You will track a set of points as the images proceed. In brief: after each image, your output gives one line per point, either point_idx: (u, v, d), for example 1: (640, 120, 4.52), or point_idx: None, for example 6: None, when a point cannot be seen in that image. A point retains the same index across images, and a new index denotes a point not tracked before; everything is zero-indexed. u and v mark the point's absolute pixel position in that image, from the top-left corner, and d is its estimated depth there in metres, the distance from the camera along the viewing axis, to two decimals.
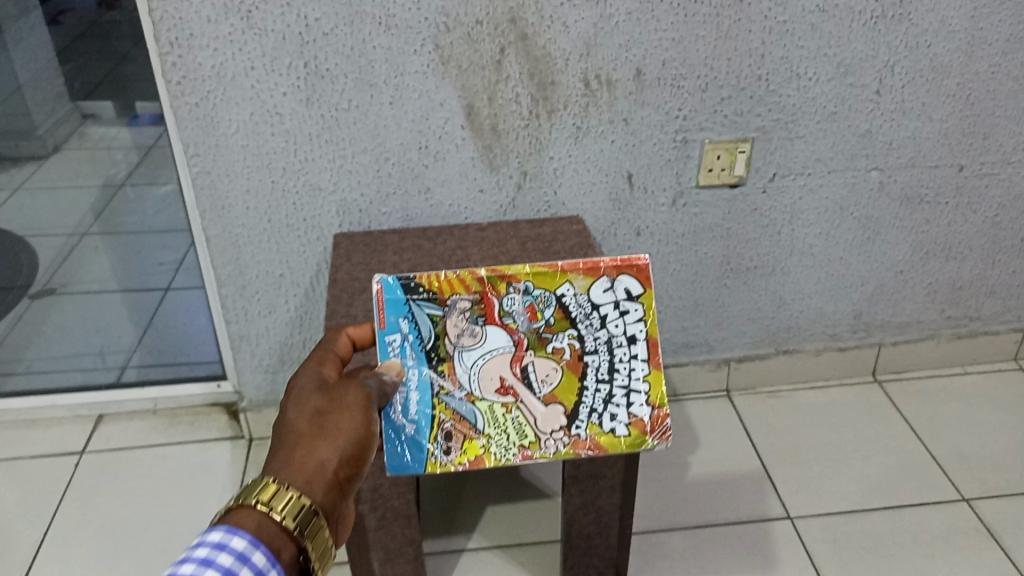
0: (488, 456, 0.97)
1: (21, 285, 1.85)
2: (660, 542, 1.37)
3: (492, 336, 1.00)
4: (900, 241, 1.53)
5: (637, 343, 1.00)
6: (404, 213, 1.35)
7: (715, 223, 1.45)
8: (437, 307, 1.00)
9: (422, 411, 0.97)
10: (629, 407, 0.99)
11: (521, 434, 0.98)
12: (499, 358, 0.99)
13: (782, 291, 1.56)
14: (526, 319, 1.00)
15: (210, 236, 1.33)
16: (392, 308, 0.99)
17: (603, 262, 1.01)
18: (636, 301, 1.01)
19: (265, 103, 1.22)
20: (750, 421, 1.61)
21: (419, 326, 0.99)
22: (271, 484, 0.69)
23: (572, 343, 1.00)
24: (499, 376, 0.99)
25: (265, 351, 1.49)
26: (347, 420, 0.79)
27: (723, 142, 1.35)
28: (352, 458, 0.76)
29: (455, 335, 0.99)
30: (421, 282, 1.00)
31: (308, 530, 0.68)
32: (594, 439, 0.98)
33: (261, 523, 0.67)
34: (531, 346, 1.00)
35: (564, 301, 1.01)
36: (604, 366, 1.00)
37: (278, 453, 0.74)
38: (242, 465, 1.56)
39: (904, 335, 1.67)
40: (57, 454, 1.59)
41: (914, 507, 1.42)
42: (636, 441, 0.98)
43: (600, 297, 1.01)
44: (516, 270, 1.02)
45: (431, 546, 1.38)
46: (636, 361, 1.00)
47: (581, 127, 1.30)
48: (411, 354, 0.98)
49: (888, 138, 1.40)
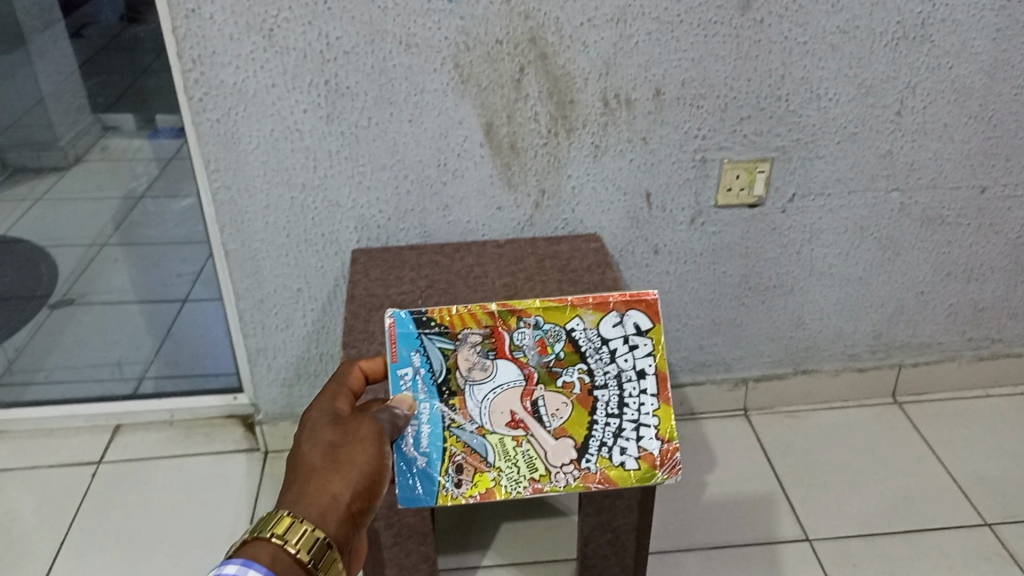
0: (499, 489, 0.96)
1: (41, 295, 1.86)
2: (675, 563, 1.36)
3: (503, 369, 1.00)
4: (920, 262, 1.51)
5: (647, 377, 1.00)
6: (422, 229, 1.35)
7: (733, 242, 1.44)
8: (448, 340, 1.00)
9: (433, 444, 0.97)
10: (639, 441, 0.99)
11: (531, 467, 0.97)
12: (509, 392, 0.99)
13: (801, 311, 1.55)
14: (536, 353, 1.01)
15: (229, 250, 1.34)
16: (404, 342, 0.99)
17: (612, 297, 1.02)
18: (645, 336, 1.01)
19: (286, 119, 1.23)
20: (767, 442, 1.60)
21: (430, 360, 0.99)
22: (286, 517, 0.69)
23: (582, 377, 1.00)
24: (510, 410, 0.99)
25: (281, 364, 1.49)
26: (360, 453, 0.78)
27: (742, 162, 1.35)
28: (365, 491, 0.76)
29: (466, 368, 1.00)
30: (433, 316, 1.01)
31: (322, 563, 0.69)
32: (604, 472, 0.97)
33: (276, 555, 0.67)
34: (542, 380, 1.00)
35: (574, 335, 1.01)
36: (613, 401, 0.99)
37: (293, 487, 0.75)
38: (257, 477, 1.56)
39: (924, 357, 1.65)
40: (74, 464, 1.60)
41: (934, 531, 1.40)
42: (646, 475, 0.98)
43: (608, 332, 1.01)
44: (526, 304, 1.02)
45: (445, 563, 1.38)
46: (646, 396, 1.00)
47: (600, 146, 1.30)
48: (422, 388, 0.98)
49: (909, 159, 1.39)
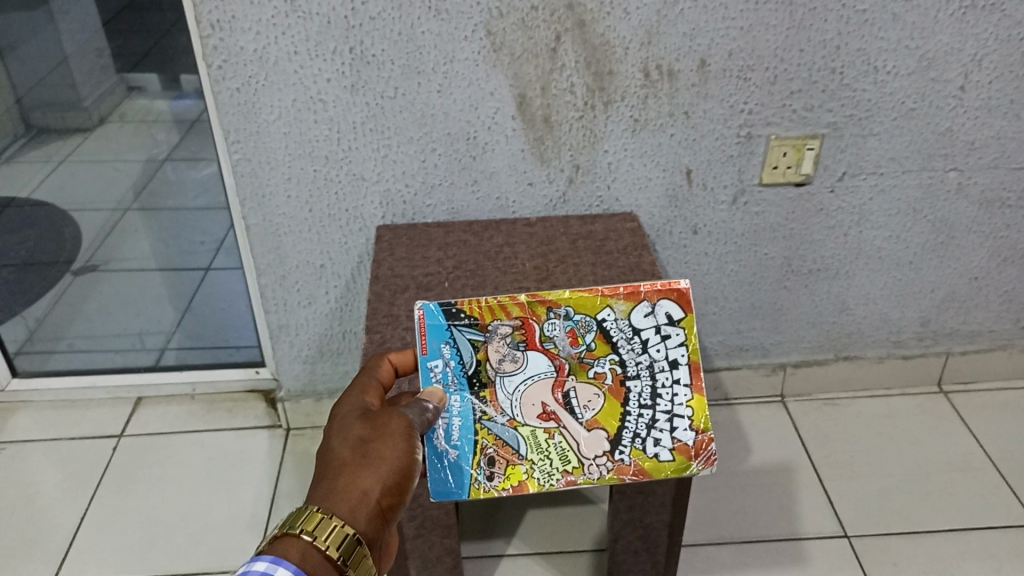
0: (532, 482, 0.91)
1: (64, 261, 1.82)
2: (706, 557, 1.31)
3: (533, 361, 0.96)
4: (976, 247, 1.43)
5: (680, 368, 0.95)
6: (449, 206, 1.30)
7: (777, 224, 1.36)
8: (478, 332, 0.96)
9: (464, 437, 0.92)
10: (672, 432, 0.93)
11: (564, 459, 0.92)
12: (540, 384, 0.95)
13: (846, 295, 1.47)
14: (567, 343, 0.96)
15: (251, 225, 1.29)
16: (434, 333, 0.95)
17: (644, 286, 0.97)
18: (675, 324, 0.96)
19: (309, 89, 1.17)
20: (805, 431, 1.54)
21: (461, 352, 0.95)
22: (316, 513, 0.70)
23: (613, 368, 0.95)
24: (541, 402, 0.94)
25: (304, 341, 1.45)
26: (389, 447, 0.77)
27: (790, 139, 1.27)
28: (395, 487, 0.75)
29: (496, 360, 0.95)
30: (463, 307, 0.97)
31: (351, 558, 0.69)
32: (638, 464, 0.92)
33: (306, 552, 0.68)
34: (573, 371, 0.95)
35: (605, 326, 0.96)
36: (646, 392, 0.94)
37: (324, 482, 0.75)
38: (279, 454, 1.53)
39: (974, 345, 1.57)
40: (97, 436, 1.57)
41: (981, 530, 1.34)
42: (681, 467, 0.92)
43: (639, 324, 0.96)
44: (556, 295, 0.98)
45: (469, 550, 1.34)
46: (678, 386, 0.94)
47: (639, 120, 1.23)
48: (452, 380, 0.94)
49: (970, 137, 1.30)
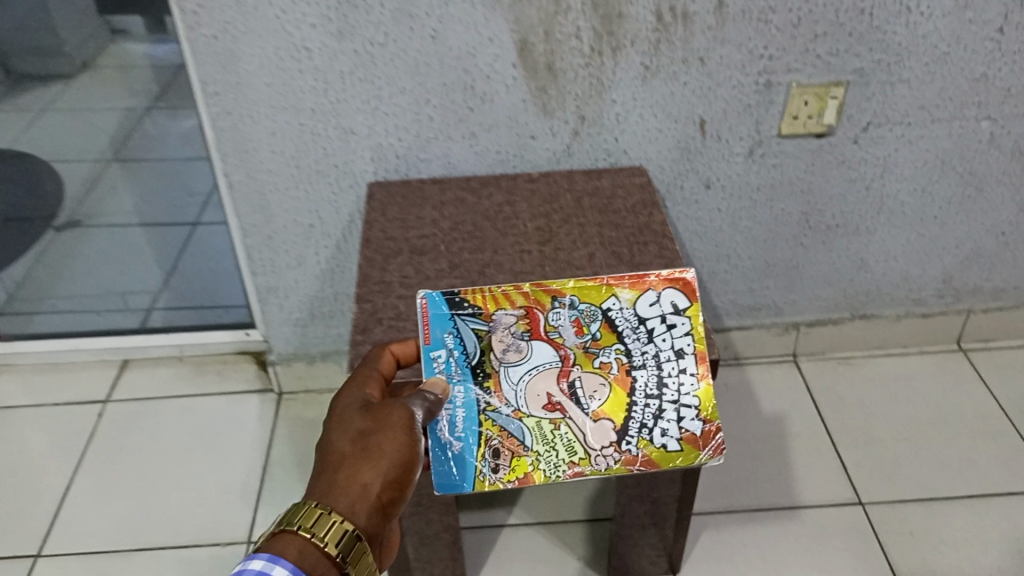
0: (537, 474, 0.84)
1: (44, 216, 1.73)
2: (716, 527, 1.27)
3: (538, 350, 0.89)
4: (1006, 200, 1.35)
5: (687, 357, 0.87)
6: (446, 160, 1.21)
7: (795, 177, 1.28)
8: (482, 322, 0.90)
9: (468, 428, 0.85)
10: (680, 422, 0.86)
11: (570, 450, 0.85)
12: (546, 374, 0.88)
13: (865, 252, 1.40)
14: (572, 333, 0.89)
15: (234, 182, 1.21)
16: (437, 323, 0.89)
17: (650, 276, 0.92)
18: (679, 312, 0.89)
19: (291, 36, 1.07)
20: (819, 393, 1.48)
21: (464, 341, 0.88)
22: (314, 509, 0.65)
23: (619, 358, 0.88)
24: (546, 392, 0.87)
25: (294, 304, 1.38)
26: (391, 439, 0.71)
27: (813, 86, 1.18)
28: (397, 480, 0.69)
29: (500, 350, 0.89)
30: (467, 297, 0.92)
31: (351, 556, 0.64)
32: (645, 454, 0.85)
33: (304, 550, 0.63)
34: (578, 362, 0.88)
35: (610, 315, 0.90)
36: (652, 382, 0.87)
37: (321, 476, 0.69)
38: (271, 420, 1.47)
39: (997, 302, 1.50)
40: (82, 402, 1.52)
41: (1002, 497, 1.29)
42: (689, 457, 0.85)
43: (643, 312, 0.90)
44: (560, 284, 0.93)
45: (470, 520, 1.29)
46: (685, 375, 0.87)
47: (650, 67, 1.14)
48: (455, 371, 0.87)
49: (1006, 83, 1.20)
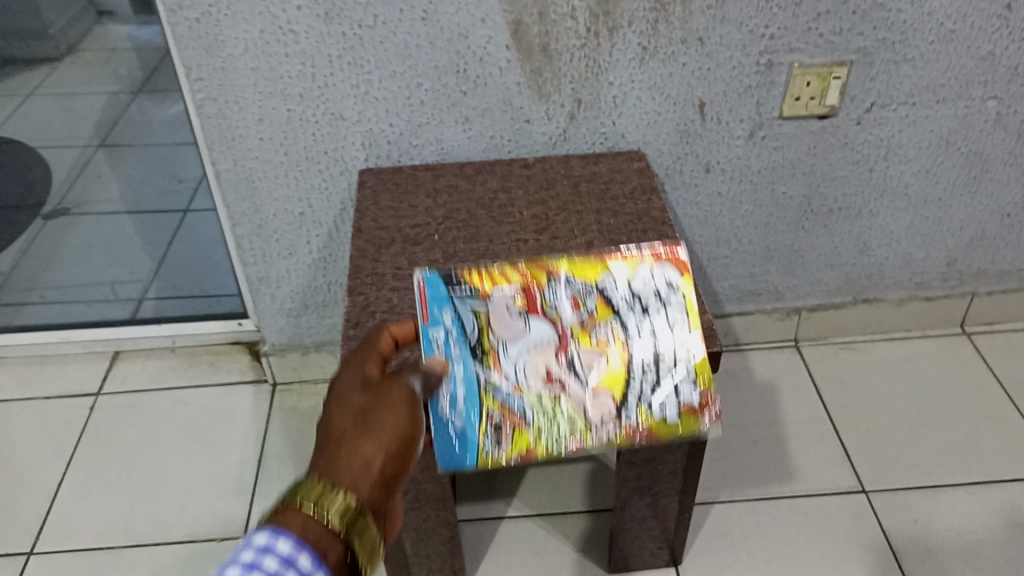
0: (539, 446, 0.80)
1: (33, 204, 1.71)
2: (718, 516, 1.25)
3: (535, 325, 0.86)
4: (1011, 181, 1.32)
5: (683, 328, 0.86)
6: (439, 146, 1.18)
7: (797, 159, 1.25)
8: (480, 300, 0.88)
9: (470, 404, 0.82)
10: (678, 392, 0.83)
11: (571, 421, 0.82)
12: (543, 348, 0.85)
13: (868, 235, 1.37)
14: (568, 309, 0.88)
15: (221, 170, 1.18)
16: (435, 301, 0.87)
17: (644, 253, 0.91)
18: (674, 282, 0.89)
19: (277, 19, 1.04)
20: (820, 378, 1.46)
21: (463, 319, 0.86)
22: (316, 483, 0.61)
23: (616, 330, 0.86)
24: (544, 366, 0.84)
25: (287, 294, 1.36)
26: (391, 417, 0.69)
27: (815, 66, 1.15)
28: (398, 456, 0.67)
29: (497, 325, 0.86)
30: (463, 276, 0.90)
31: (355, 530, 0.60)
32: (645, 424, 0.82)
33: (307, 523, 0.59)
34: (575, 335, 0.86)
35: (605, 291, 0.89)
36: (649, 353, 0.85)
37: (320, 451, 0.66)
38: (265, 412, 1.45)
39: (1001, 284, 1.48)
40: (73, 395, 1.49)
41: (1006, 483, 1.28)
42: (688, 426, 0.82)
43: (638, 285, 0.89)
44: (556, 263, 0.92)
45: (467, 512, 1.28)
46: (682, 346, 0.85)
47: (648, 48, 1.10)
48: (455, 348, 0.84)
49: (1014, 61, 1.17)
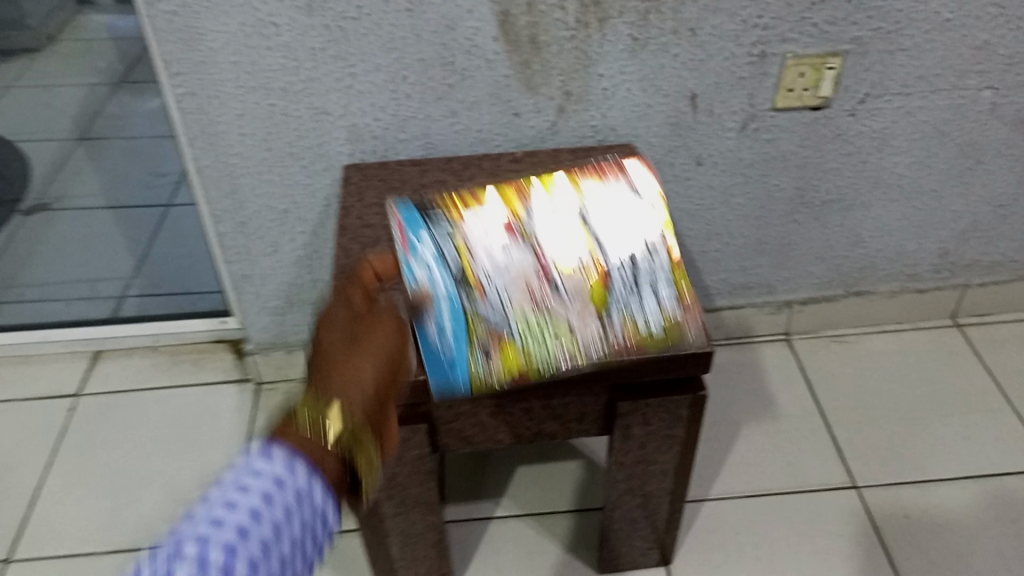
0: (529, 358, 0.78)
1: (10, 200, 1.67)
2: (711, 513, 1.23)
3: (513, 247, 0.86)
4: (1005, 171, 1.31)
5: (657, 245, 0.87)
6: (425, 140, 1.15)
7: (789, 151, 1.23)
8: (458, 229, 0.88)
9: (456, 322, 0.79)
10: (658, 299, 0.83)
11: (558, 331, 0.80)
12: (524, 266, 0.85)
13: (861, 228, 1.36)
14: (545, 232, 0.88)
15: (202, 166, 1.15)
16: (413, 231, 0.87)
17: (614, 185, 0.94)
18: (647, 196, 0.92)
19: (258, 10, 1.00)
20: (811, 372, 1.44)
21: (443, 245, 0.85)
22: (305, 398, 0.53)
23: (594, 247, 0.86)
24: (526, 282, 0.83)
25: (271, 291, 1.33)
26: (379, 330, 0.60)
27: (809, 57, 1.12)
28: (391, 369, 0.58)
29: (476, 249, 0.86)
30: (439, 210, 0.90)
31: (349, 438, 0.52)
32: (629, 329, 0.81)
33: (297, 431, 0.50)
34: (554, 254, 0.86)
35: (580, 215, 0.90)
36: (626, 266, 0.85)
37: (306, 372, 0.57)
38: (250, 411, 1.42)
39: (993, 276, 1.47)
40: (52, 396, 1.46)
41: (998, 476, 1.27)
42: (671, 330, 0.82)
43: (612, 209, 0.90)
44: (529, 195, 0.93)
45: (456, 512, 1.26)
46: (657, 260, 0.86)
47: (638, 39, 1.08)
48: (437, 269, 0.83)
49: (1009, 50, 1.15)
